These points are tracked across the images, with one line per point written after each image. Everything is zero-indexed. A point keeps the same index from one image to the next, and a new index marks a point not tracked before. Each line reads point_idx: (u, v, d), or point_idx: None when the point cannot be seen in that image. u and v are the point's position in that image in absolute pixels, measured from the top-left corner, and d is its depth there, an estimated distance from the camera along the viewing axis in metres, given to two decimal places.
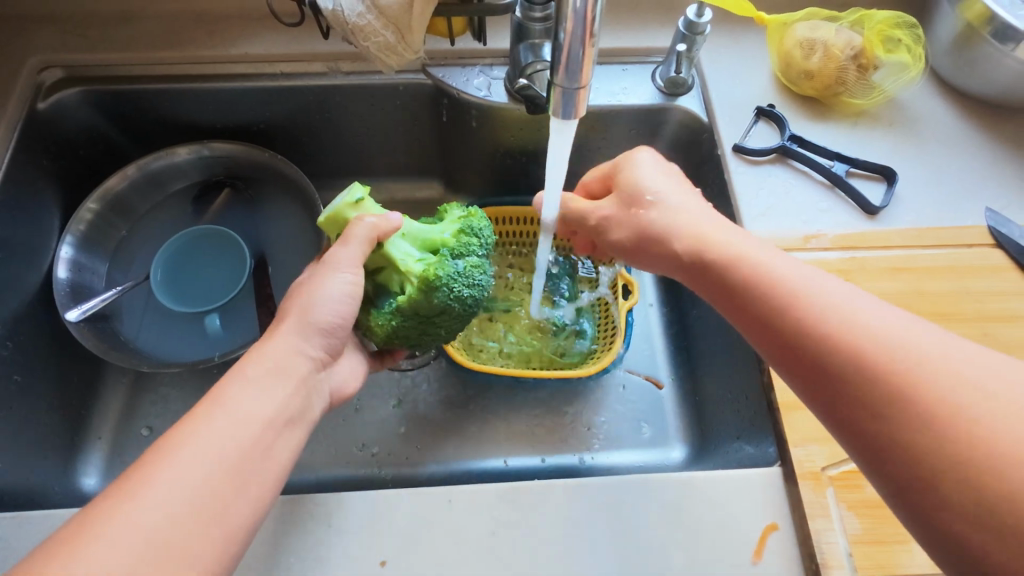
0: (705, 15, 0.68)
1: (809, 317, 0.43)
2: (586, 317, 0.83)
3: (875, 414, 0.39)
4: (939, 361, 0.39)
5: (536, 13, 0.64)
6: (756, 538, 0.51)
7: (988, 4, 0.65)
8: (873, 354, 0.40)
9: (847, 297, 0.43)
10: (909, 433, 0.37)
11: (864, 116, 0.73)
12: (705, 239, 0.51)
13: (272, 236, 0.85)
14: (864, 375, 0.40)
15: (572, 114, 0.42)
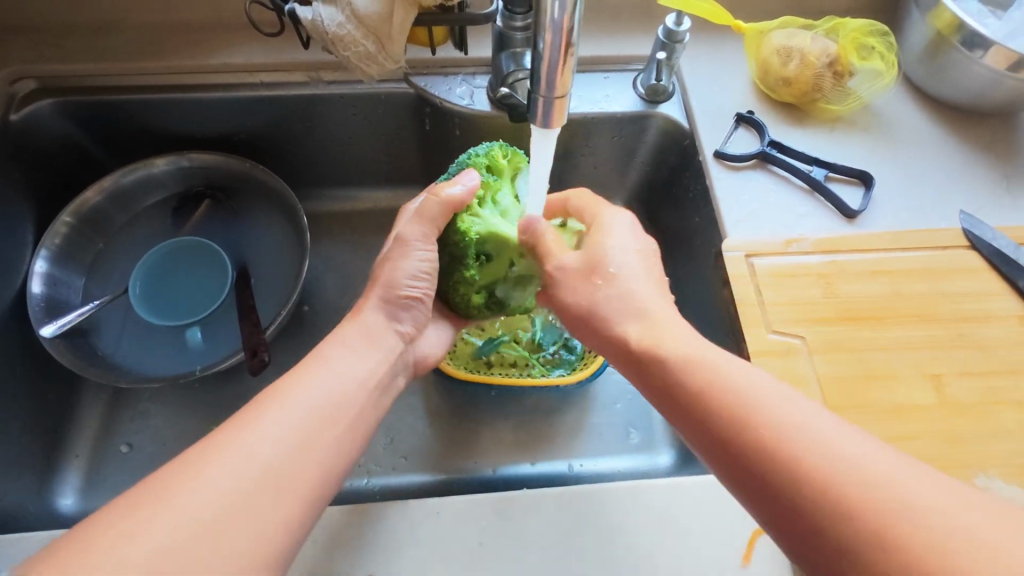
0: (684, 24, 0.69)
1: (711, 403, 0.43)
2: None
3: (768, 492, 0.38)
4: (821, 443, 0.38)
5: (516, 23, 0.65)
6: (744, 542, 0.51)
7: (957, 13, 0.66)
8: (765, 435, 0.39)
9: (745, 381, 0.42)
10: (809, 512, 0.36)
11: (841, 122, 0.74)
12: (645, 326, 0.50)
13: (255, 246, 0.84)
14: (756, 455, 0.39)
15: (553, 124, 0.41)
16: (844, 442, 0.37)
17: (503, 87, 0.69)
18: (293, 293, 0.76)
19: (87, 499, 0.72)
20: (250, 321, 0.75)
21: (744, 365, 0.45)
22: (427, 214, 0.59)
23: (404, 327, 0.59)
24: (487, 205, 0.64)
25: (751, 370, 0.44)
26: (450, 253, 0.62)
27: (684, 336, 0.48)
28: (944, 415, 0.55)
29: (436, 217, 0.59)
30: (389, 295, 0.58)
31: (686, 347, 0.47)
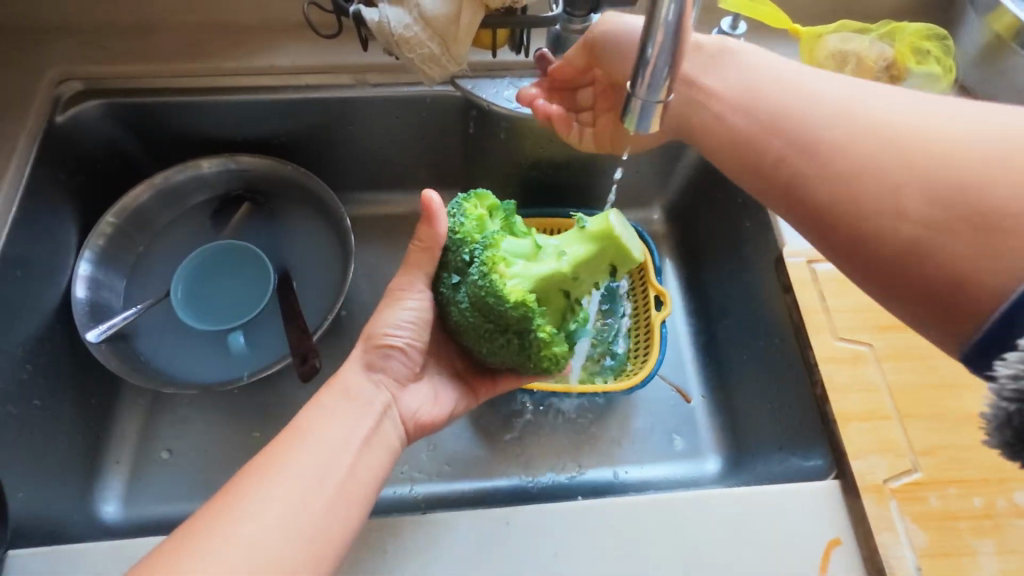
0: (740, 28, 0.69)
1: (806, 131, 0.50)
2: (619, 332, 0.83)
3: (847, 192, 0.46)
4: (942, 129, 0.43)
5: (574, 26, 0.65)
6: (820, 554, 0.50)
7: (1018, 16, 0.66)
8: (860, 141, 0.46)
9: (828, 90, 0.50)
10: (870, 189, 0.45)
11: None
12: (750, 95, 0.55)
13: (296, 250, 0.83)
14: (840, 147, 0.47)
15: (650, 129, 0.40)
16: (985, 135, 0.42)
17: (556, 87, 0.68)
18: (339, 298, 0.75)
19: (129, 506, 0.71)
20: (296, 326, 0.74)
21: (834, 82, 0.52)
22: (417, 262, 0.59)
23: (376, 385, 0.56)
24: (510, 262, 0.59)
25: (842, 83, 0.51)
26: (507, 327, 0.56)
27: (790, 78, 0.54)
28: None
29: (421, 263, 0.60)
30: (369, 344, 0.57)
31: (789, 76, 0.54)
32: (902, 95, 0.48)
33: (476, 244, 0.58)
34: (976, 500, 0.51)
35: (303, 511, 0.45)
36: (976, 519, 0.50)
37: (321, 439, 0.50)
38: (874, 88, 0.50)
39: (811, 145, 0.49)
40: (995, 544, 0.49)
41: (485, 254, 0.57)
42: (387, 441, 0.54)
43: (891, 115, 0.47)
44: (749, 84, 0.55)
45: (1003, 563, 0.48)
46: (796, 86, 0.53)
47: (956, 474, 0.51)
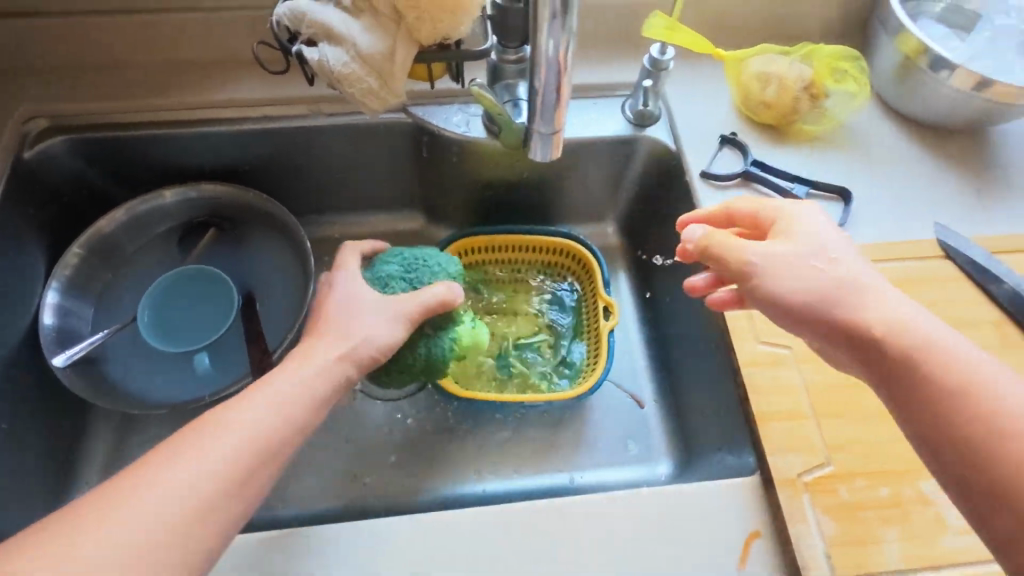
0: (668, 53, 0.73)
1: (909, 343, 0.48)
2: (573, 340, 0.86)
3: (937, 412, 0.46)
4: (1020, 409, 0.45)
5: (510, 56, 0.69)
6: (740, 546, 0.54)
7: (922, 40, 0.71)
8: (963, 381, 0.47)
9: (890, 308, 0.50)
10: (999, 423, 0.45)
11: (817, 141, 0.78)
12: (845, 289, 0.51)
13: (260, 273, 0.87)
14: (935, 381, 0.47)
15: (554, 153, 0.49)
16: None
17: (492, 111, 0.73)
18: (300, 316, 0.78)
19: None
20: (259, 345, 0.77)
21: (911, 307, 0.51)
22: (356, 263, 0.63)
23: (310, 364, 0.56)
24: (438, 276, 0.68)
25: (908, 304, 0.51)
26: (439, 328, 0.65)
27: (880, 292, 0.51)
28: None
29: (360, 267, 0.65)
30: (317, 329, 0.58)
31: (866, 297, 0.51)
32: (965, 342, 0.50)
33: (407, 260, 0.66)
34: (884, 490, 0.54)
35: (206, 483, 0.47)
36: (884, 509, 0.53)
37: (236, 424, 0.50)
38: (944, 328, 0.50)
39: (913, 350, 0.48)
40: (900, 532, 0.52)
41: (416, 268, 0.66)
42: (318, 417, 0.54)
43: (958, 347, 0.48)
44: (841, 282, 0.51)
45: (908, 548, 0.52)
46: (875, 285, 0.51)
47: (866, 467, 0.55)
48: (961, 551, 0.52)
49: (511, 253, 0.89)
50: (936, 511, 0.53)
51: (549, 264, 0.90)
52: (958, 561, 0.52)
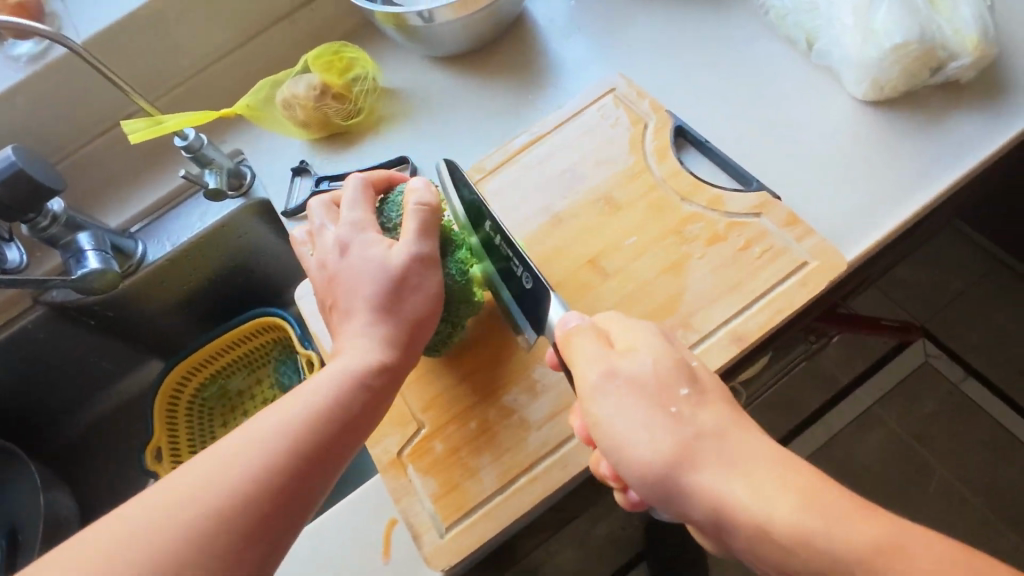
0: (190, 134, 0.75)
1: (658, 396, 0.41)
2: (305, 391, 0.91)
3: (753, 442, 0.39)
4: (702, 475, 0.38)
5: (43, 222, 0.73)
6: (383, 541, 0.57)
7: (387, 11, 0.74)
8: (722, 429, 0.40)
9: (618, 428, 0.42)
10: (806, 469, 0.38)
11: (380, 122, 0.81)
12: (621, 401, 0.42)
13: (14, 507, 0.88)
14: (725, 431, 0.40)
15: None
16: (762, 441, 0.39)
17: (67, 274, 0.76)
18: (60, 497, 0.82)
19: None
20: None
21: (633, 330, 0.47)
22: (426, 222, 0.56)
23: (353, 334, 0.53)
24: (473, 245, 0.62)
25: (631, 338, 0.46)
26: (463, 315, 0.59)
27: (631, 331, 0.47)
28: (498, 335, 0.61)
29: (431, 220, 0.56)
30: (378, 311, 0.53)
31: (618, 360, 0.44)
32: (628, 388, 0.42)
33: (449, 241, 0.59)
34: (472, 424, 0.57)
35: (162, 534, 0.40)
36: (473, 441, 0.57)
37: (264, 420, 0.48)
38: (628, 354, 0.44)
39: (669, 386, 0.42)
40: (490, 456, 0.56)
41: (458, 255, 0.58)
42: (365, 409, 0.50)
43: (634, 416, 0.41)
44: (628, 400, 0.42)
45: (498, 467, 0.55)
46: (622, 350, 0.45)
47: (451, 412, 0.58)
48: (543, 444, 0.55)
49: (230, 354, 0.94)
50: (518, 417, 0.57)
51: (268, 344, 0.95)
52: (543, 453, 0.55)
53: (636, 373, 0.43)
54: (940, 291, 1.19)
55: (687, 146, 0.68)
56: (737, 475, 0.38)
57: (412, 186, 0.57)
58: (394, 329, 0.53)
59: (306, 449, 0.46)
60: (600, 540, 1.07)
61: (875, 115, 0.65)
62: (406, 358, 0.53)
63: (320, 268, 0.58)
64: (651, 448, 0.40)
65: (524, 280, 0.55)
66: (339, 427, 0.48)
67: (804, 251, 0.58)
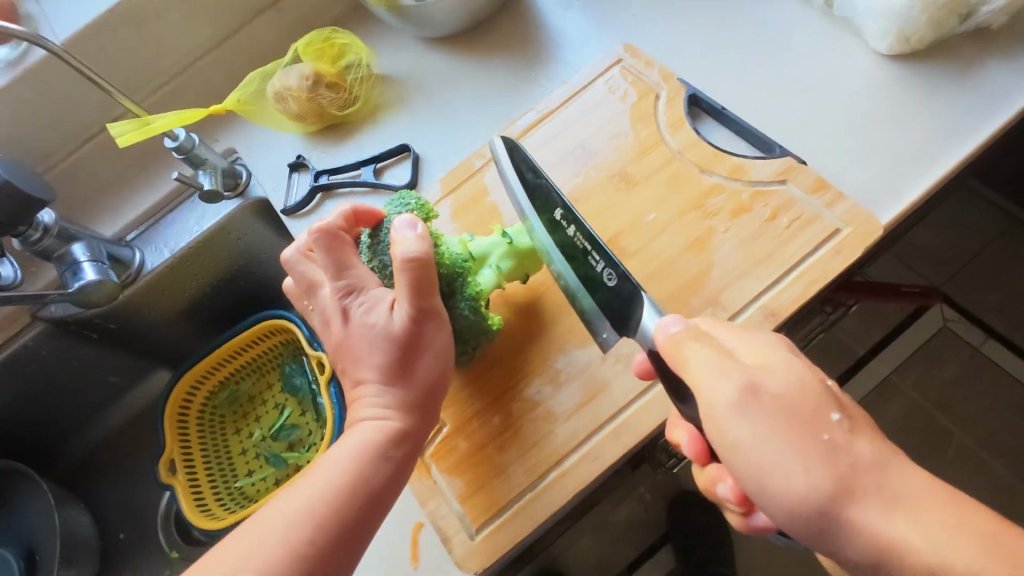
0: (179, 134, 0.72)
1: (810, 422, 0.37)
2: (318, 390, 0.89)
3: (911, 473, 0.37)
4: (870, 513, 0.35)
5: (34, 235, 0.70)
6: (410, 545, 0.55)
7: None
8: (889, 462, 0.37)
9: (753, 450, 0.38)
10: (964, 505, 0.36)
11: (377, 110, 0.78)
12: (760, 422, 0.38)
13: (28, 527, 0.86)
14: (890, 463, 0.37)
15: None
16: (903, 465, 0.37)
17: (64, 287, 0.74)
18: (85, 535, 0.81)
19: None
20: None
21: (761, 342, 0.42)
22: (422, 276, 0.49)
23: (368, 402, 0.51)
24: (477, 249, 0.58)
25: (759, 352, 0.41)
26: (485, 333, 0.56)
27: (758, 345, 0.42)
28: (517, 324, 0.58)
29: (422, 274, 0.49)
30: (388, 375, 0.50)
31: (755, 375, 0.39)
32: (769, 409, 0.38)
33: (455, 272, 0.55)
34: (497, 418, 0.55)
35: None
36: (500, 437, 0.54)
37: (288, 501, 0.47)
38: (764, 370, 0.40)
39: (822, 410, 0.38)
40: (518, 452, 0.53)
41: (469, 291, 0.54)
42: (387, 478, 0.49)
43: (775, 442, 0.37)
44: (765, 422, 0.38)
45: (527, 464, 0.53)
46: (756, 364, 0.40)
47: (473, 409, 0.56)
48: (573, 436, 0.53)
49: (239, 359, 0.91)
50: (544, 410, 0.54)
51: (278, 347, 0.92)
52: (573, 445, 0.52)
53: (780, 393, 0.38)
54: (959, 253, 1.16)
55: (702, 115, 0.65)
56: (899, 509, 0.35)
57: (398, 236, 0.49)
58: (408, 390, 0.51)
59: (333, 531, 0.46)
60: (621, 524, 1.05)
61: (900, 70, 0.61)
62: (423, 420, 0.51)
63: (323, 327, 0.55)
64: (805, 480, 0.36)
65: (605, 279, 0.51)
66: (364, 505, 0.47)
67: (836, 217, 0.55)
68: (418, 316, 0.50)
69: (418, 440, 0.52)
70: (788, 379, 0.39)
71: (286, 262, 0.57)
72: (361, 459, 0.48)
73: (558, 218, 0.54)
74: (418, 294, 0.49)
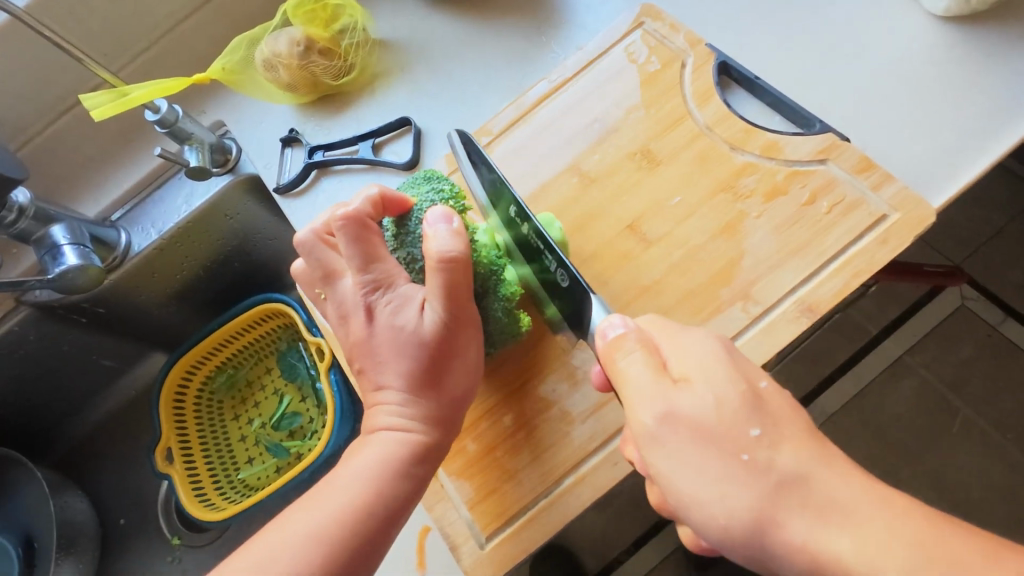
0: (161, 106, 0.66)
1: (733, 445, 0.35)
2: (316, 375, 0.86)
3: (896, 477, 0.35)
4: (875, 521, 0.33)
5: (8, 216, 0.65)
6: (416, 550, 0.52)
7: None
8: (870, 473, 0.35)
9: (683, 484, 0.36)
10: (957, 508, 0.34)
11: (374, 79, 0.71)
12: (686, 451, 0.36)
13: (25, 515, 0.84)
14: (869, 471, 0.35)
15: None
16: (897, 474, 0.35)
17: (46, 272, 0.69)
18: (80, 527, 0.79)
19: None
20: None
21: (692, 350, 0.40)
22: (462, 278, 0.45)
23: (389, 411, 0.47)
24: (505, 241, 0.53)
25: (687, 364, 0.39)
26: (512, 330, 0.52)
27: (692, 352, 0.40)
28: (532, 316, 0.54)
29: (460, 277, 0.45)
30: (413, 385, 0.46)
31: (676, 398, 0.37)
32: (689, 437, 0.36)
33: (492, 270, 0.50)
34: (508, 419, 0.51)
35: None
36: (510, 438, 0.50)
37: (302, 514, 0.43)
38: (689, 388, 0.37)
39: (744, 431, 0.36)
40: (530, 456, 0.50)
41: (503, 290, 0.49)
42: (405, 495, 0.46)
43: (697, 472, 0.36)
44: (689, 451, 0.36)
45: (541, 467, 0.49)
46: (683, 382, 0.38)
47: (483, 408, 0.52)
48: (589, 440, 0.49)
49: (235, 344, 0.88)
50: (559, 409, 0.50)
51: (276, 330, 0.89)
52: (590, 450, 0.49)
53: (699, 416, 0.36)
54: (987, 230, 1.10)
55: (732, 85, 0.59)
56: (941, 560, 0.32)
57: (432, 231, 0.45)
58: (433, 402, 0.47)
59: (352, 547, 0.43)
60: (627, 507, 1.03)
61: (954, 35, 0.55)
62: (449, 433, 0.48)
63: (340, 322, 0.50)
64: (725, 509, 0.35)
65: (558, 280, 0.46)
66: (383, 521, 0.44)
67: (881, 201, 0.50)
68: (453, 321, 0.46)
69: (442, 454, 0.48)
70: (710, 395, 0.37)
71: (302, 245, 0.51)
72: (381, 472, 0.45)
73: (515, 220, 0.50)
74: (457, 297, 0.45)
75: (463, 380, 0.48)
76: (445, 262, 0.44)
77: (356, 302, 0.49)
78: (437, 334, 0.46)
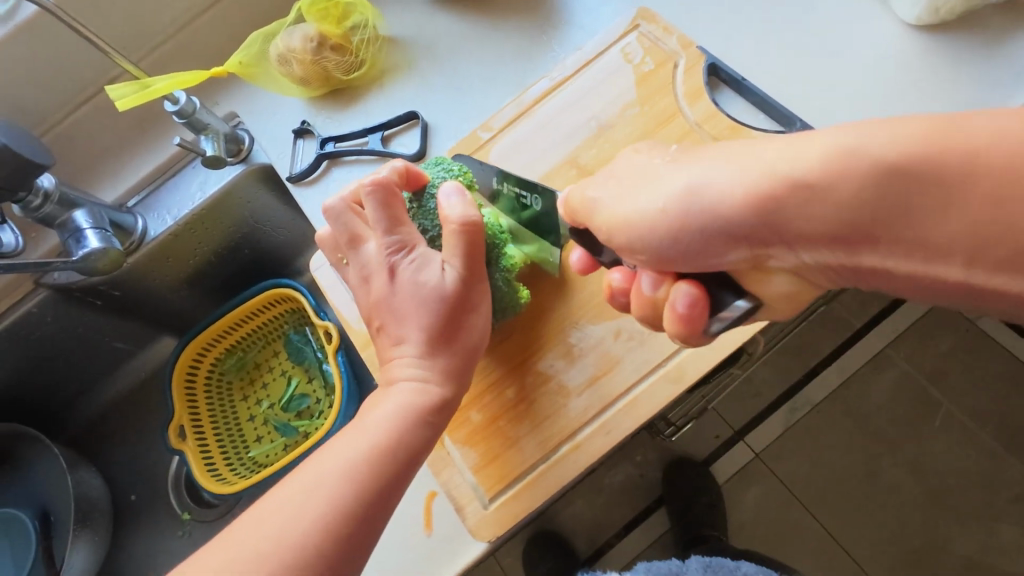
0: (180, 97, 0.69)
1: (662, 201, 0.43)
2: (324, 358, 0.90)
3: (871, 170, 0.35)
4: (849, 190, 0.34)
5: (34, 201, 0.68)
6: (424, 513, 0.56)
7: None
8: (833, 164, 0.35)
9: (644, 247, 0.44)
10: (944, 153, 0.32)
11: (383, 74, 0.75)
12: (632, 225, 0.44)
13: (43, 489, 0.88)
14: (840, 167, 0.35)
15: None
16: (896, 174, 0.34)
17: (68, 255, 0.73)
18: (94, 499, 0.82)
19: None
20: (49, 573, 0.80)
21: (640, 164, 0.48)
22: (476, 241, 0.50)
23: (407, 363, 0.50)
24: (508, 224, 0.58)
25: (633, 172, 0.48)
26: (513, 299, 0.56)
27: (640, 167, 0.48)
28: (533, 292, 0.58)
29: (474, 239, 0.50)
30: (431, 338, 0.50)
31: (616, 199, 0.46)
32: (630, 212, 0.45)
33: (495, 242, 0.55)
34: (510, 393, 0.55)
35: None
36: (512, 410, 0.55)
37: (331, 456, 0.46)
38: (626, 184, 0.46)
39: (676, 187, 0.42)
40: (530, 426, 0.54)
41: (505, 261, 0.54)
42: (422, 440, 0.49)
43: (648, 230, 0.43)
44: (632, 227, 0.44)
45: (540, 435, 0.54)
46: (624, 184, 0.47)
47: (487, 383, 0.56)
48: (585, 411, 0.53)
49: (245, 327, 0.91)
50: (557, 382, 0.55)
51: (284, 315, 0.92)
52: (585, 420, 0.53)
53: (633, 203, 0.45)
54: None
55: (721, 85, 0.63)
56: None
57: (446, 203, 0.51)
58: (449, 357, 0.51)
59: (378, 483, 0.46)
60: (616, 489, 1.08)
61: (925, 42, 0.59)
62: (462, 388, 0.52)
63: (362, 283, 0.53)
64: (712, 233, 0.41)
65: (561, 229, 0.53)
66: (404, 464, 0.47)
67: None
68: (467, 280, 0.51)
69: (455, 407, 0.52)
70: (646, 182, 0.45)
71: (330, 211, 0.54)
72: (402, 418, 0.48)
73: (522, 200, 0.56)
74: (471, 257, 0.50)
75: (474, 336, 0.52)
76: (464, 224, 0.50)
77: (377, 262, 0.52)
78: (453, 291, 0.50)
